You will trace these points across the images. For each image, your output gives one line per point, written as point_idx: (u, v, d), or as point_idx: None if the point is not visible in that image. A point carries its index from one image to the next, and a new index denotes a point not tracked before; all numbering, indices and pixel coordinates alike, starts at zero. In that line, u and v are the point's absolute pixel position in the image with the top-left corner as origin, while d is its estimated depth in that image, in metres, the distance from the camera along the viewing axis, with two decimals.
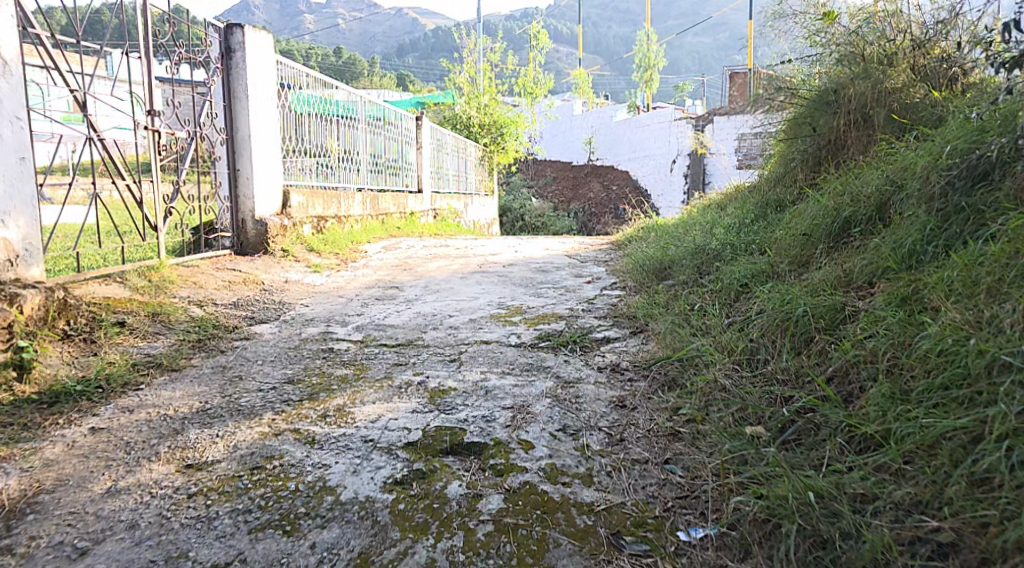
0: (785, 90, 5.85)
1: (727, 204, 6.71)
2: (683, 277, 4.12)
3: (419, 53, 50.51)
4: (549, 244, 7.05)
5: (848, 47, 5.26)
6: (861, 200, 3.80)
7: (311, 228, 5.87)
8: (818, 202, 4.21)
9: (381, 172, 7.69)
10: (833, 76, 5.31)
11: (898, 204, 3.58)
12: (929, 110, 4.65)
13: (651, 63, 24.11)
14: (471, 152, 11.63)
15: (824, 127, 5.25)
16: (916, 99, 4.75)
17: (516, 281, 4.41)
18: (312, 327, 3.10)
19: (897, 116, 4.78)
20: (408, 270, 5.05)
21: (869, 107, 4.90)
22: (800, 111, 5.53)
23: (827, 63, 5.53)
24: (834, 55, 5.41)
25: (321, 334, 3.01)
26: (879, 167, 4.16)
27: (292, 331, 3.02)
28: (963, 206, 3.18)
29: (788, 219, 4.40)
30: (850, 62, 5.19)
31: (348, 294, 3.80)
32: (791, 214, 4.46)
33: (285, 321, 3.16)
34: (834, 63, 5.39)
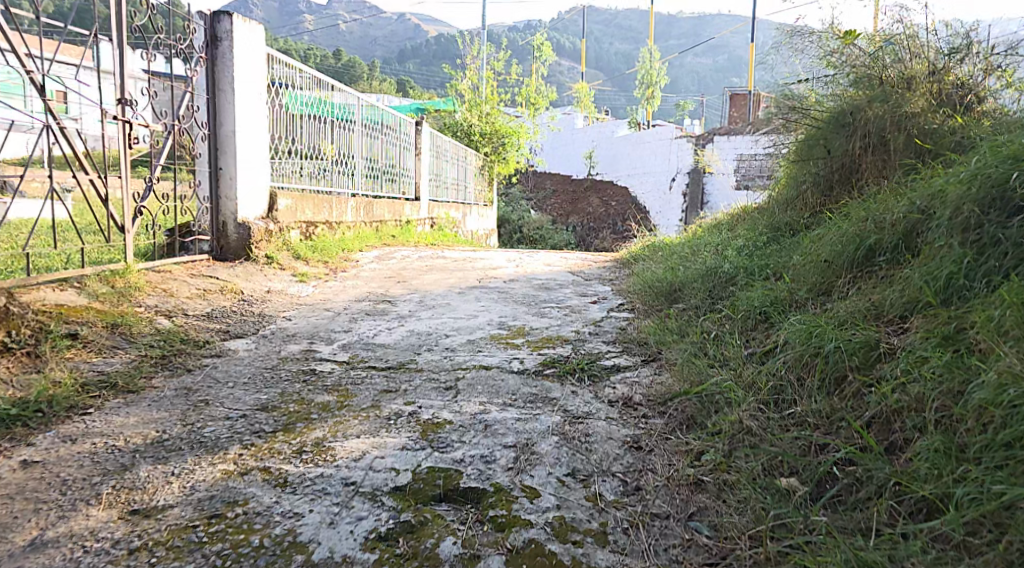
0: (798, 111, 5.57)
1: (734, 224, 6.44)
2: (695, 302, 3.83)
3: (419, 60, 50.32)
4: (549, 260, 6.79)
5: (865, 68, 4.99)
6: (886, 227, 3.52)
7: (300, 234, 5.57)
8: (838, 227, 3.93)
9: (376, 178, 7.39)
10: (849, 98, 5.04)
11: (926, 232, 3.31)
12: (951, 135, 4.39)
13: (653, 80, 23.94)
14: (470, 161, 11.37)
15: (841, 148, 4.98)
16: (937, 124, 4.51)
17: (517, 298, 4.12)
18: (294, 344, 2.79)
19: (917, 141, 4.49)
20: (401, 283, 4.77)
21: (887, 131, 4.65)
22: (816, 131, 5.27)
23: (841, 85, 5.26)
24: (851, 76, 5.13)
25: (303, 354, 2.69)
26: (905, 192, 3.89)
27: (270, 348, 2.72)
28: (1000, 238, 2.92)
29: (807, 243, 4.13)
30: (867, 84, 4.92)
31: (335, 307, 3.51)
32: (809, 238, 4.18)
33: (263, 337, 2.85)
34: (851, 84, 5.11)
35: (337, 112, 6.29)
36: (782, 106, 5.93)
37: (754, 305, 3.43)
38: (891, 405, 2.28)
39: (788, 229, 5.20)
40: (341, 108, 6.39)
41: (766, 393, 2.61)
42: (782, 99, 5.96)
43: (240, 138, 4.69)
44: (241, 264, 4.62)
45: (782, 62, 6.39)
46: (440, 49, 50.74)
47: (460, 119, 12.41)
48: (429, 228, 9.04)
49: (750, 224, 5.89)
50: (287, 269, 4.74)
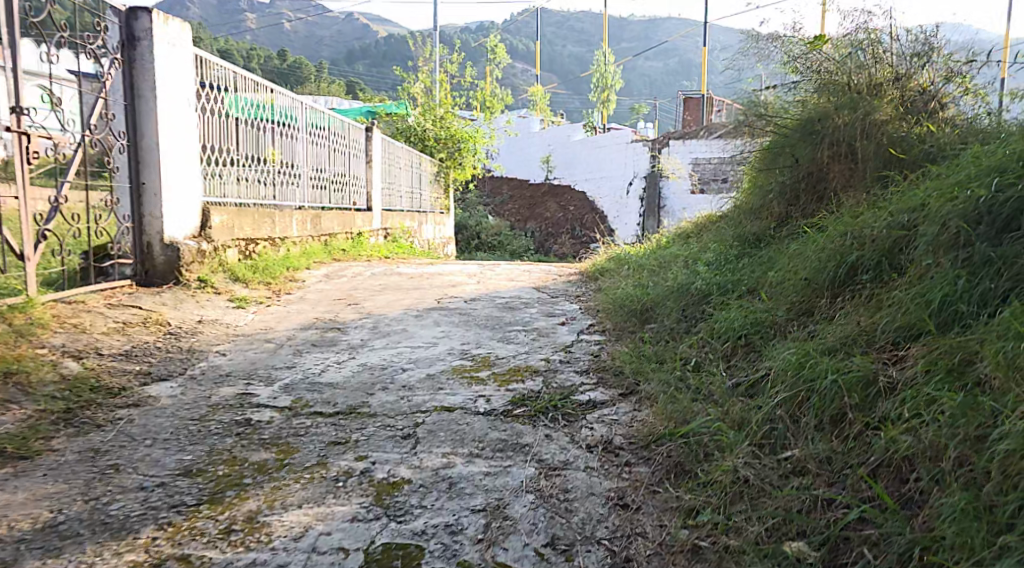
0: (761, 118, 5.31)
1: (698, 235, 6.27)
2: (667, 324, 3.53)
3: (370, 60, 49.59)
4: (511, 274, 6.53)
5: (830, 76, 4.79)
6: (864, 244, 3.10)
7: (238, 253, 5.23)
8: (812, 242, 3.63)
9: (322, 188, 6.99)
10: (813, 105, 4.82)
11: (910, 250, 2.90)
12: (923, 142, 4.26)
13: (608, 83, 23.82)
14: (424, 166, 11.02)
15: (810, 155, 4.71)
16: (905, 133, 4.34)
17: (480, 326, 3.85)
18: (227, 387, 2.77)
19: (893, 152, 4.28)
20: (353, 307, 4.50)
21: (856, 141, 4.40)
22: (781, 138, 5.04)
23: (807, 92, 5.01)
24: (815, 83, 4.92)
25: (239, 400, 2.63)
26: (879, 204, 3.67)
27: (195, 393, 2.66)
28: (992, 257, 2.58)
29: (778, 259, 3.89)
30: (832, 94, 4.69)
31: (276, 337, 3.62)
32: (778, 255, 3.99)
33: (191, 378, 2.84)
34: (815, 92, 4.88)
35: (279, 117, 5.91)
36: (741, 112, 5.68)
37: (738, 321, 3.11)
38: (900, 451, 2.00)
39: (756, 240, 4.91)
40: (284, 113, 6.03)
41: (757, 433, 2.29)
42: (740, 106, 5.74)
43: (163, 148, 4.34)
44: (169, 290, 4.29)
45: (741, 70, 6.20)
46: (394, 50, 50.10)
47: (412, 124, 11.93)
48: (384, 239, 8.69)
49: (714, 236, 5.65)
50: (225, 294, 4.47)
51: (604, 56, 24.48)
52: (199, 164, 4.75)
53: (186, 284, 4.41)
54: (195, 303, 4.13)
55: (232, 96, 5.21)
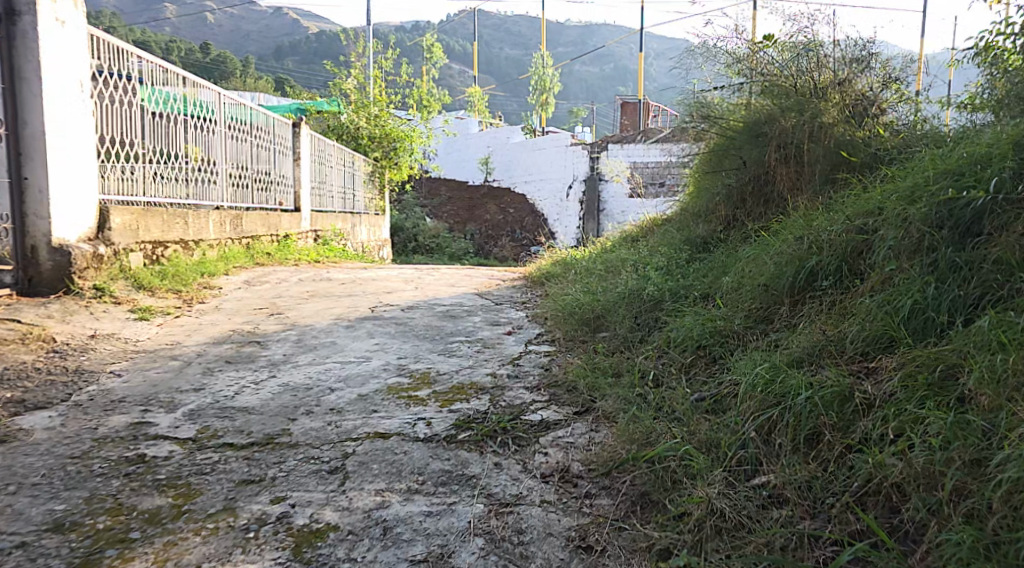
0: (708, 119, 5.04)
1: (642, 240, 6.11)
2: (621, 333, 3.28)
3: (304, 59, 48.52)
4: (453, 278, 6.27)
5: (770, 78, 4.59)
6: (821, 248, 2.92)
7: (143, 257, 4.95)
8: (768, 247, 3.39)
9: (243, 187, 6.56)
10: (755, 107, 4.62)
11: (875, 254, 2.69)
12: (869, 144, 4.11)
13: (546, 86, 23.67)
14: (358, 166, 10.62)
15: (759, 157, 4.51)
16: (856, 137, 4.13)
17: (423, 344, 3.64)
18: (122, 418, 2.77)
19: (846, 155, 4.10)
20: (279, 321, 4.22)
21: (803, 143, 4.21)
22: (724, 139, 4.85)
23: (750, 92, 4.81)
24: (757, 84, 4.73)
25: (132, 431, 2.64)
26: (837, 206, 3.44)
27: (80, 427, 2.67)
28: (960, 265, 2.39)
29: (732, 263, 3.66)
30: (778, 94, 4.48)
31: (185, 355, 3.59)
32: (730, 259, 3.79)
33: (76, 406, 2.90)
34: (758, 94, 4.69)
35: (192, 109, 5.57)
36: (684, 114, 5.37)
37: (696, 330, 2.83)
38: (889, 478, 1.77)
39: (704, 245, 4.68)
40: (197, 105, 5.66)
41: (728, 456, 2.02)
42: (681, 105, 5.54)
43: (49, 138, 4.05)
44: (58, 300, 4.06)
45: (684, 70, 6.02)
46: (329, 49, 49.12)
47: (345, 122, 11.45)
48: (314, 242, 8.27)
49: (661, 240, 5.46)
50: (127, 303, 4.29)
51: (541, 57, 24.34)
52: (96, 157, 4.47)
53: (79, 293, 4.18)
54: (89, 314, 3.99)
55: (150, 87, 5.00)
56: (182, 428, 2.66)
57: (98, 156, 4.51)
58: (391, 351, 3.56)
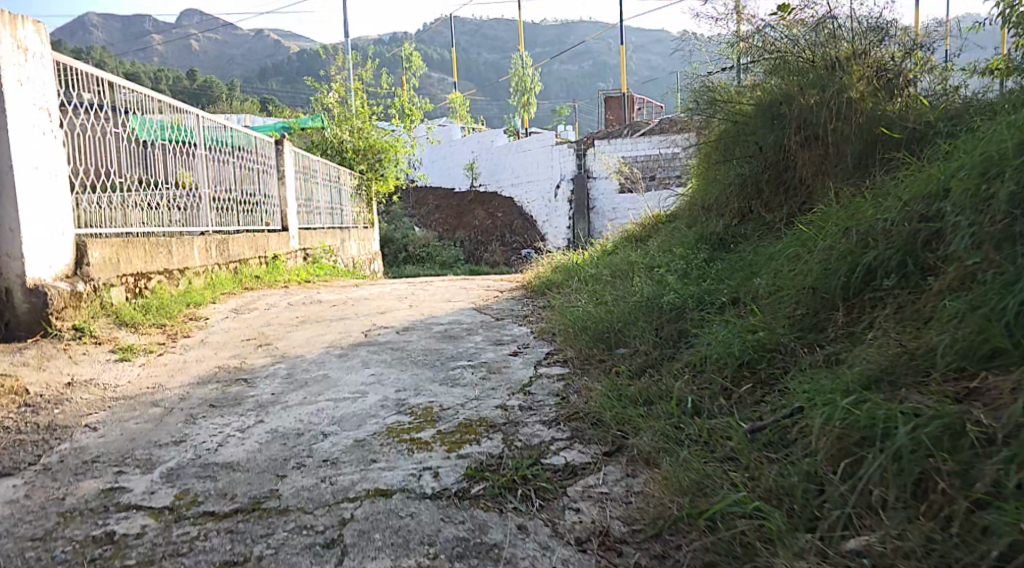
0: (716, 105, 4.75)
1: (646, 242, 5.78)
2: (644, 350, 2.98)
3: (282, 75, 48.20)
4: (448, 292, 5.95)
5: (779, 56, 4.27)
6: (876, 240, 2.58)
7: (125, 291, 4.61)
8: (807, 243, 3.04)
9: (228, 210, 6.22)
10: (766, 93, 4.30)
11: (951, 245, 2.31)
12: (903, 120, 3.72)
13: (526, 87, 23.31)
14: (343, 179, 10.29)
15: (776, 142, 4.19)
16: (895, 113, 3.77)
17: (424, 373, 3.31)
18: (92, 482, 2.43)
19: (881, 131, 3.71)
20: (268, 355, 3.89)
21: (826, 126, 3.87)
22: (734, 127, 4.56)
23: (759, 78, 4.50)
24: (766, 66, 4.38)
25: (102, 501, 2.28)
26: (881, 190, 3.09)
27: (47, 496, 2.35)
28: None
29: (766, 260, 3.34)
30: (793, 72, 4.13)
31: (168, 399, 3.24)
32: (762, 255, 3.47)
33: (45, 472, 2.55)
34: (767, 75, 4.33)
35: (169, 133, 5.25)
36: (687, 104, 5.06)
37: (739, 343, 2.50)
38: None
39: (720, 242, 4.43)
40: (173, 127, 5.33)
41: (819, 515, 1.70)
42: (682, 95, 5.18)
43: (21, 175, 3.78)
44: (35, 345, 3.73)
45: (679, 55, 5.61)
46: (308, 62, 48.67)
47: (329, 136, 11.39)
48: (303, 261, 7.89)
49: (670, 240, 5.14)
50: (109, 343, 3.98)
51: (519, 59, 24.03)
52: (70, 193, 4.18)
53: (58, 335, 3.87)
54: (67, 358, 3.67)
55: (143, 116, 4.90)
56: (156, 494, 2.29)
57: (73, 191, 4.22)
58: (389, 383, 3.22)
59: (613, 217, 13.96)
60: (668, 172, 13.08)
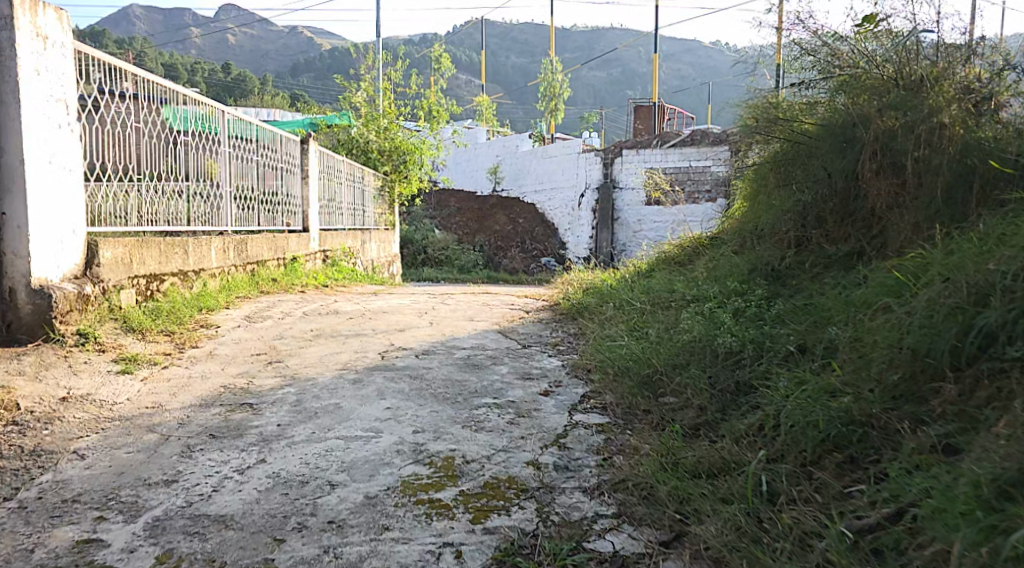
0: (777, 122, 4.79)
1: (695, 266, 5.89)
2: (700, 405, 3.13)
3: (311, 70, 48.31)
4: (470, 307, 5.72)
5: (854, 74, 4.31)
6: (995, 296, 2.32)
7: (136, 294, 4.23)
8: (875, 285, 3.04)
9: (250, 209, 5.94)
10: (835, 112, 4.31)
11: None
12: (1008, 151, 3.61)
13: (555, 94, 23.06)
14: (368, 181, 10.08)
15: (845, 167, 4.18)
16: (990, 141, 3.72)
17: (448, 418, 3.07)
18: (68, 527, 2.11)
19: (977, 161, 3.65)
20: (277, 368, 3.57)
21: (901, 156, 3.86)
22: (795, 148, 4.61)
23: (827, 95, 4.56)
24: (835, 83, 4.44)
25: (74, 559, 1.98)
26: (990, 234, 2.93)
27: (14, 546, 2.03)
28: None
29: (840, 304, 3.38)
30: (867, 93, 4.12)
31: (171, 418, 2.86)
32: (834, 301, 3.50)
33: (15, 512, 2.19)
34: (834, 92, 4.41)
35: (193, 125, 4.99)
36: (751, 116, 5.16)
37: (823, 412, 2.30)
38: None
39: (776, 274, 4.51)
40: (196, 119, 5.05)
41: None
42: (745, 109, 5.32)
43: (31, 171, 3.50)
44: (34, 351, 3.41)
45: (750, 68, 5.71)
46: (336, 59, 48.76)
47: (354, 135, 11.10)
48: (322, 263, 7.61)
49: (720, 267, 5.21)
50: (113, 352, 3.58)
51: (548, 65, 23.71)
52: (84, 191, 3.89)
53: (61, 341, 3.53)
54: (67, 369, 3.28)
55: (172, 108, 4.74)
56: (134, 556, 1.98)
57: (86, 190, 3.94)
58: (405, 423, 2.98)
59: (638, 228, 13.66)
60: (698, 186, 12.82)
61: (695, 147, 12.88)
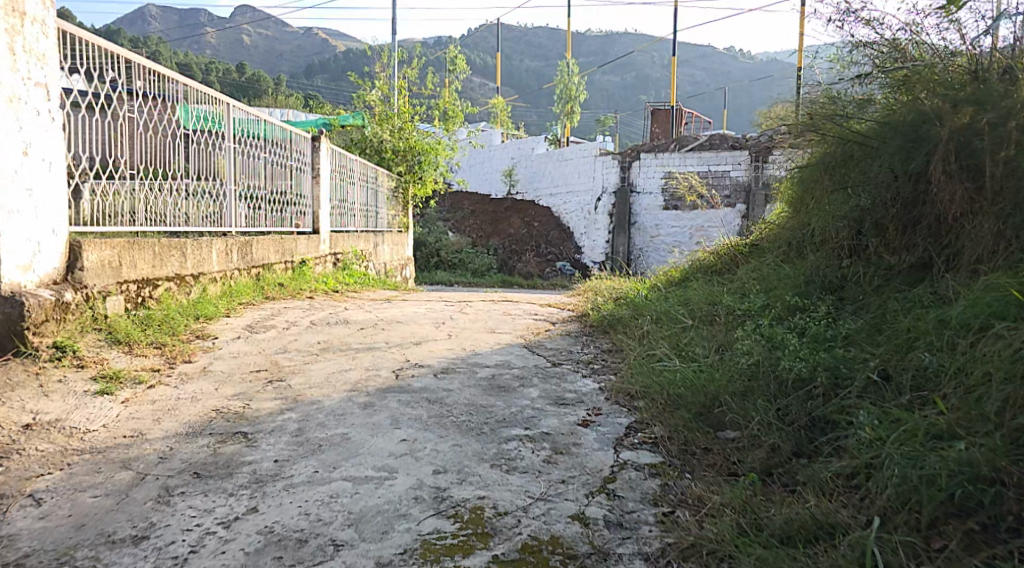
0: (827, 119, 4.34)
1: (736, 276, 5.43)
2: (775, 445, 2.84)
3: (325, 72, 48.10)
4: (490, 317, 5.30)
5: (914, 69, 3.94)
6: None
7: (124, 301, 3.80)
8: (976, 308, 2.93)
9: (257, 207, 5.52)
10: (897, 112, 3.92)
11: None
12: None
13: (571, 96, 22.65)
14: (381, 181, 9.68)
15: (912, 170, 3.69)
16: None
17: (475, 456, 2.68)
18: None
19: None
20: (279, 386, 3.13)
21: (981, 157, 3.41)
22: (847, 150, 4.16)
23: (882, 93, 4.16)
24: (891, 80, 4.11)
25: None
26: None
27: None
28: None
29: (938, 329, 3.05)
30: (941, 87, 3.72)
31: (153, 450, 2.43)
32: (918, 324, 3.17)
33: None
34: (892, 90, 4.09)
35: (199, 124, 4.56)
36: (797, 113, 4.76)
37: (940, 466, 2.29)
38: None
39: (838, 286, 4.05)
40: (201, 117, 4.59)
41: None
42: (793, 107, 4.87)
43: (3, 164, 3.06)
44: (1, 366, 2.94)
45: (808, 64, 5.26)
46: (349, 60, 48.55)
47: (369, 135, 10.75)
48: (332, 266, 7.17)
49: (767, 279, 4.74)
50: (94, 368, 3.13)
51: (564, 68, 23.26)
52: (66, 186, 3.46)
53: (33, 355, 3.06)
54: (36, 389, 2.82)
55: (184, 106, 4.39)
56: None
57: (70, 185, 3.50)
58: (425, 461, 2.59)
59: (657, 233, 13.13)
60: (717, 190, 12.44)
61: (714, 151, 12.54)
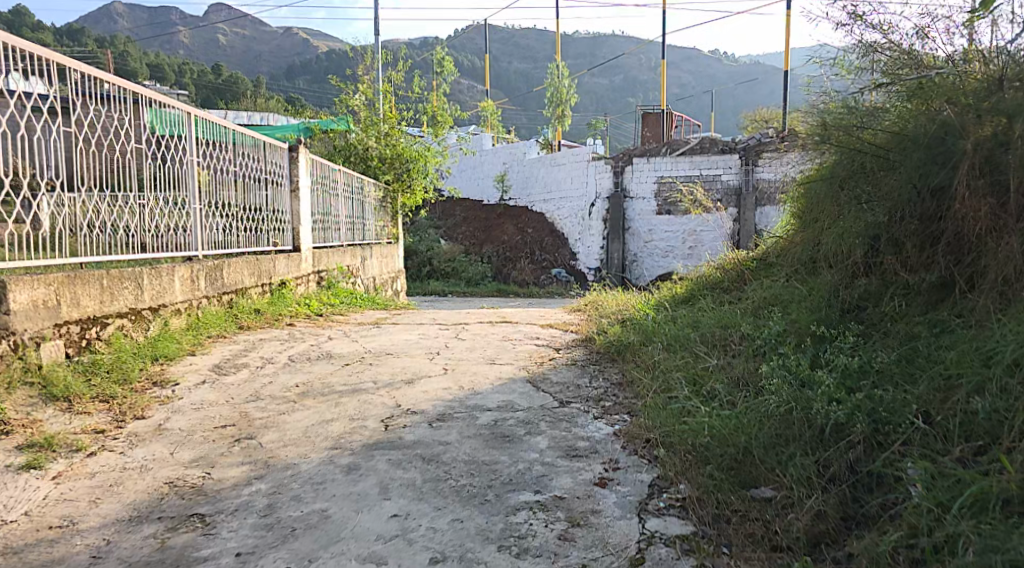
0: (835, 127, 3.96)
1: (747, 294, 5.02)
2: (819, 509, 2.40)
3: (314, 76, 47.61)
4: (484, 344, 4.85)
5: (930, 75, 3.52)
6: None
7: (65, 346, 3.34)
8: None
9: (229, 224, 5.05)
10: (904, 120, 3.57)
11: None
12: None
13: (561, 98, 22.23)
14: (368, 191, 9.24)
15: (935, 185, 3.31)
16: None
17: (478, 535, 2.25)
18: None
19: None
20: (247, 447, 2.69)
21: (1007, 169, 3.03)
22: (857, 159, 3.83)
23: (892, 99, 3.73)
24: (901, 86, 3.66)
25: None
26: None
27: None
28: None
29: (984, 366, 2.62)
30: (963, 94, 3.29)
31: (80, 552, 2.00)
32: (958, 357, 2.75)
33: None
34: (904, 100, 3.62)
35: (164, 127, 4.19)
36: (806, 122, 4.37)
37: None
38: None
39: (855, 308, 3.58)
40: (159, 120, 4.16)
41: None
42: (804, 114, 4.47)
43: None
44: None
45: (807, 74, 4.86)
46: (338, 64, 48.09)
47: (353, 142, 10.26)
48: (316, 285, 6.72)
49: (782, 300, 4.30)
50: (22, 434, 2.66)
51: (554, 70, 22.86)
52: None
53: None
54: None
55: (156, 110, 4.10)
56: None
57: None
58: (419, 545, 2.16)
59: (649, 238, 12.76)
60: (710, 195, 12.08)
61: (705, 155, 12.17)
